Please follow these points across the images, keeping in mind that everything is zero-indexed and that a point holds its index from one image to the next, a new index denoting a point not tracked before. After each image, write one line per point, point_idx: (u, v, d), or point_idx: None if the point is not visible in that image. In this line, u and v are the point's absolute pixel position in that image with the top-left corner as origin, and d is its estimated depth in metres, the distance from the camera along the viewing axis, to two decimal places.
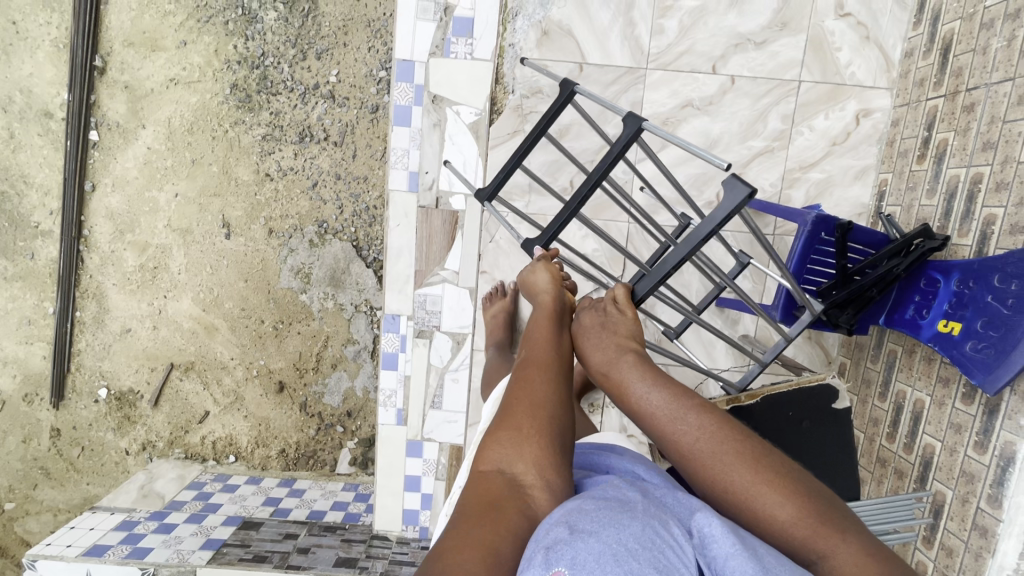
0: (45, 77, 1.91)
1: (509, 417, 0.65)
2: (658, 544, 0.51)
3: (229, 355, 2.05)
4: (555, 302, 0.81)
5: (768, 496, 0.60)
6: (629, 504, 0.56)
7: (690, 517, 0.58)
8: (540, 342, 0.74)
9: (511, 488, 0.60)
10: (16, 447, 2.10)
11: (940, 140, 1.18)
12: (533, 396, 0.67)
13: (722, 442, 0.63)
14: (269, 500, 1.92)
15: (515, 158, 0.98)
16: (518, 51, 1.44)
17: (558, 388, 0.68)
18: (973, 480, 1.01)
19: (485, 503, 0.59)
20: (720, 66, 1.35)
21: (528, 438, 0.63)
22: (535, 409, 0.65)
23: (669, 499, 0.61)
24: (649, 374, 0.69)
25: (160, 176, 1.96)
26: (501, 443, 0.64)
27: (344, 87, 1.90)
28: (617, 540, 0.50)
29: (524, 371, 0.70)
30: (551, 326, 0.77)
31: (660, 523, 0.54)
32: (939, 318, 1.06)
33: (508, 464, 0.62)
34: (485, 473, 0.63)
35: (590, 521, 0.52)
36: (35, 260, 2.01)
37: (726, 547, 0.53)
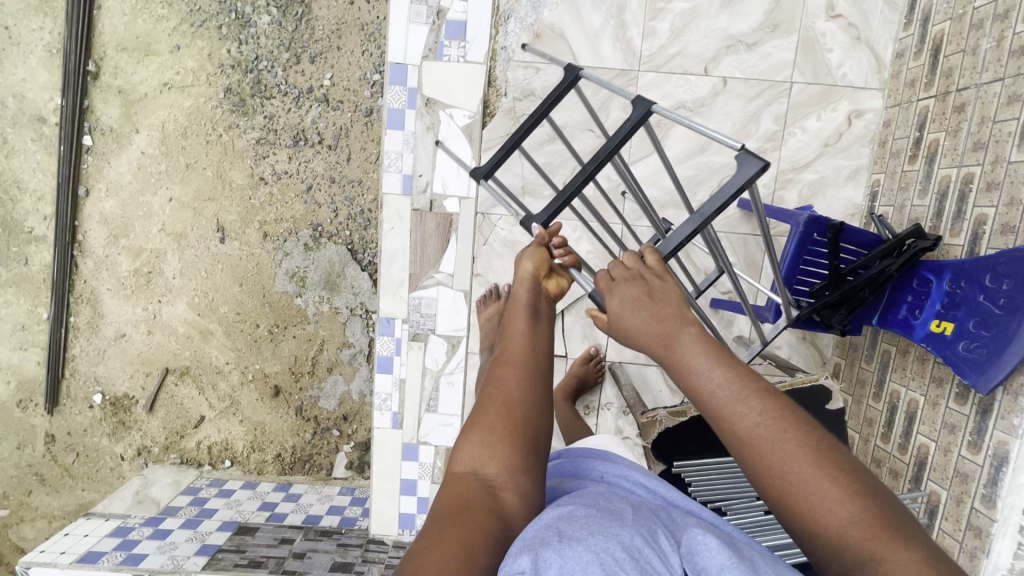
0: (38, 82, 1.90)
1: (481, 417, 0.66)
2: (647, 554, 0.51)
3: (224, 359, 2.05)
4: (529, 295, 0.77)
5: (828, 490, 0.55)
6: (619, 512, 0.56)
7: (680, 528, 0.58)
8: (517, 334, 0.72)
9: (483, 488, 0.61)
10: (10, 453, 2.09)
11: (931, 140, 1.18)
12: (506, 395, 0.66)
13: (786, 428, 0.57)
14: (264, 505, 1.91)
15: (517, 136, 0.91)
16: (511, 53, 1.46)
17: (530, 385, 0.67)
18: (966, 480, 1.01)
19: (457, 504, 0.59)
20: (712, 68, 1.35)
21: (500, 439, 0.64)
22: (508, 408, 0.65)
23: (660, 510, 0.61)
24: (711, 351, 0.63)
25: (153, 181, 1.96)
26: (473, 444, 0.64)
27: (338, 91, 1.90)
28: (605, 549, 0.50)
29: (498, 368, 0.70)
30: (527, 317, 0.74)
31: (650, 533, 0.54)
32: (932, 319, 1.06)
33: (480, 464, 0.63)
34: (458, 474, 0.63)
35: (579, 529, 0.52)
36: (29, 265, 2.01)
37: (718, 558, 0.53)
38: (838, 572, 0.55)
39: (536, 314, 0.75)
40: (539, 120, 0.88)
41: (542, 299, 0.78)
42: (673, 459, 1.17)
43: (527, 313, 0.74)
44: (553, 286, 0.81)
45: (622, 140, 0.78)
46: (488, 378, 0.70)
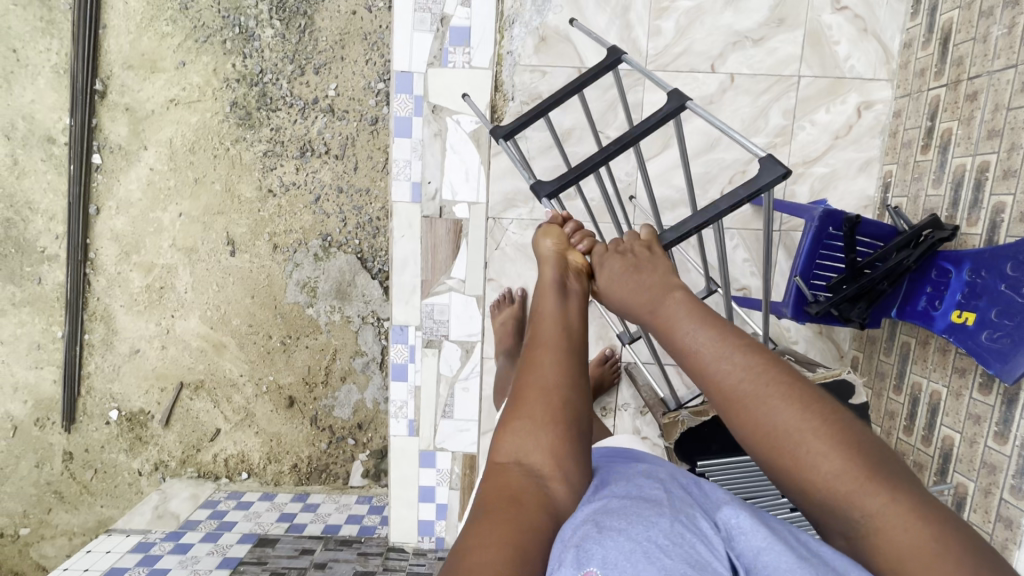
0: (47, 103, 1.92)
1: (519, 404, 0.65)
2: (690, 538, 0.50)
3: (238, 372, 2.06)
4: (558, 276, 0.74)
5: (813, 442, 0.56)
6: (655, 499, 0.55)
7: (715, 510, 0.57)
8: (547, 315, 0.71)
9: (529, 478, 0.60)
10: (29, 472, 2.10)
11: (943, 130, 1.17)
12: (544, 379, 0.65)
13: (770, 384, 0.59)
14: (283, 516, 1.92)
15: (548, 102, 0.98)
16: (517, 58, 1.46)
17: (570, 365, 0.67)
18: (994, 472, 1.00)
19: (506, 497, 0.58)
20: (719, 65, 1.35)
21: (542, 426, 0.63)
22: (548, 391, 0.64)
23: (690, 488, 0.60)
24: (693, 314, 0.65)
25: (163, 197, 1.97)
26: (515, 433, 0.63)
27: (343, 101, 1.91)
28: (646, 537, 0.49)
29: (533, 352, 0.68)
30: (555, 298, 0.72)
31: (690, 518, 0.53)
32: (952, 309, 1.05)
33: (525, 453, 0.62)
34: (500, 466, 0.63)
35: (618, 520, 0.52)
36: (42, 285, 2.02)
37: (757, 542, 0.52)
38: (830, 522, 0.57)
39: (565, 292, 0.73)
40: (570, 92, 0.97)
41: (570, 276, 0.76)
42: (697, 459, 1.16)
43: (553, 292, 0.73)
44: (582, 260, 0.78)
45: (649, 129, 0.83)
46: (522, 365, 0.69)
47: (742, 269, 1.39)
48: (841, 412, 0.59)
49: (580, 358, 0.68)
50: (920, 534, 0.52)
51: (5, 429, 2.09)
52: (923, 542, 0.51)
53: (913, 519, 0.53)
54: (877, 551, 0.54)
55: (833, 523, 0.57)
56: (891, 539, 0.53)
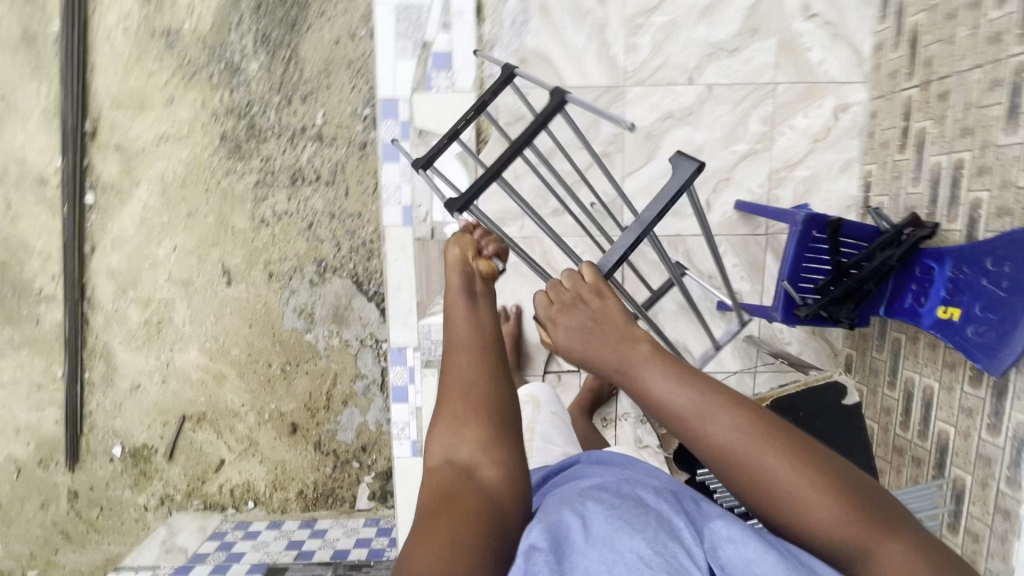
0: (37, 146, 1.94)
1: (446, 408, 0.71)
2: (673, 550, 0.55)
3: (239, 402, 2.06)
4: (464, 281, 0.80)
5: (800, 483, 0.62)
6: (644, 511, 0.60)
7: (704, 523, 0.61)
8: (457, 317, 0.77)
9: (457, 473, 0.67)
10: (35, 513, 2.10)
11: (918, 129, 1.20)
12: (461, 377, 0.72)
13: (754, 434, 0.64)
14: (291, 544, 1.95)
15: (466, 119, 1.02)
16: (498, 81, 1.49)
17: (481, 358, 0.73)
18: (990, 463, 1.01)
19: (438, 495, 0.65)
20: (697, 77, 1.37)
21: (465, 425, 0.69)
22: (466, 388, 0.71)
23: (677, 498, 0.65)
24: (668, 368, 0.68)
25: (157, 232, 1.99)
26: (442, 435, 0.70)
27: (331, 128, 1.93)
28: (631, 548, 0.55)
29: (449, 354, 0.75)
30: (464, 300, 0.78)
31: (674, 528, 0.58)
32: (938, 305, 1.06)
33: (450, 450, 0.69)
34: (432, 466, 0.69)
35: (606, 528, 0.57)
36: (41, 325, 2.03)
37: (746, 554, 0.56)
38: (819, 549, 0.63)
39: (473, 296, 0.79)
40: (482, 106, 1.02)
41: (477, 281, 0.82)
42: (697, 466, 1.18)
43: (462, 297, 0.79)
44: (487, 267, 0.84)
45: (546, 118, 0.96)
46: (442, 368, 0.75)
47: (732, 274, 1.41)
48: (811, 442, 0.66)
49: (490, 352, 0.75)
50: (903, 552, 0.59)
51: (9, 471, 2.09)
52: (904, 555, 0.59)
53: (891, 536, 0.60)
54: (866, 566, 0.60)
55: (824, 549, 0.63)
56: (880, 559, 0.60)
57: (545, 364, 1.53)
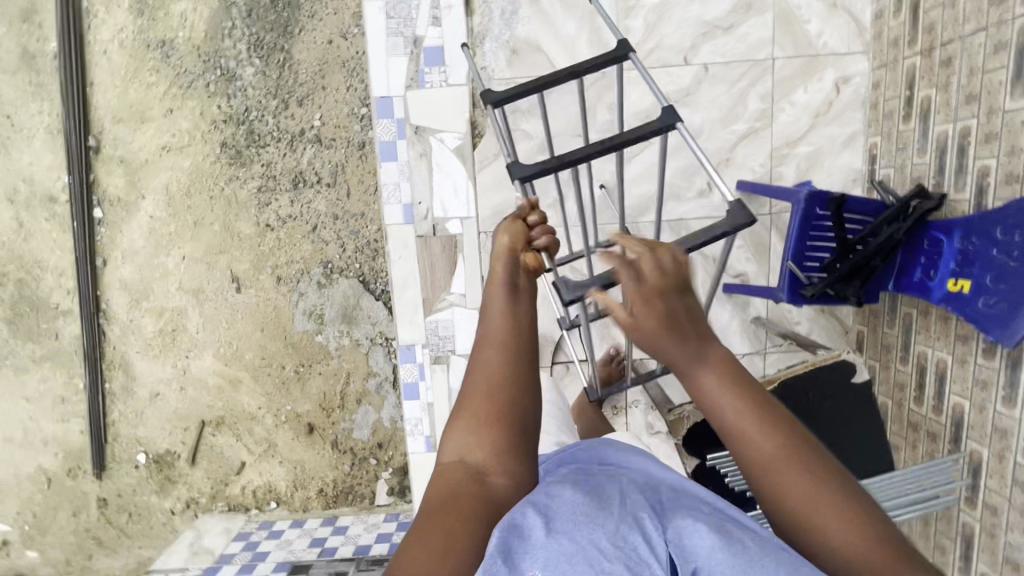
0: (44, 164, 1.97)
1: (467, 405, 0.68)
2: (632, 542, 0.55)
3: (256, 405, 2.10)
4: (511, 273, 0.76)
5: (839, 521, 0.58)
6: (609, 504, 0.60)
7: (663, 509, 0.60)
8: (500, 312, 0.73)
9: (471, 476, 0.65)
10: (67, 521, 2.16)
11: (922, 97, 1.17)
12: (491, 377, 0.69)
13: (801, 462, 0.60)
14: (314, 541, 1.98)
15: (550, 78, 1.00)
16: (491, 73, 1.47)
17: (513, 358, 0.70)
18: (1006, 436, 0.99)
19: (447, 496, 0.63)
20: (692, 57, 1.35)
21: (484, 428, 0.66)
22: (496, 389, 0.68)
23: (645, 487, 0.64)
24: (730, 385, 0.62)
25: (166, 242, 2.01)
26: (458, 433, 0.67)
27: (329, 129, 1.94)
28: (589, 539, 0.55)
29: (481, 350, 0.71)
30: (505, 293, 0.74)
31: (635, 518, 0.58)
32: (948, 278, 1.05)
33: (468, 450, 0.66)
34: (445, 464, 0.66)
35: (568, 522, 0.57)
36: (60, 339, 2.08)
37: (708, 542, 0.55)
38: None
39: (516, 293, 0.75)
40: (570, 74, 1.00)
41: (520, 273, 0.77)
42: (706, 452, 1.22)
43: (505, 292, 0.74)
44: (533, 259, 0.79)
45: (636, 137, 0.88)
46: (471, 361, 0.72)
47: (737, 256, 1.39)
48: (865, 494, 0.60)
49: (525, 356, 0.71)
50: None
51: (40, 482, 2.15)
52: None
53: None
54: None
55: None
56: None
57: (552, 356, 1.55)
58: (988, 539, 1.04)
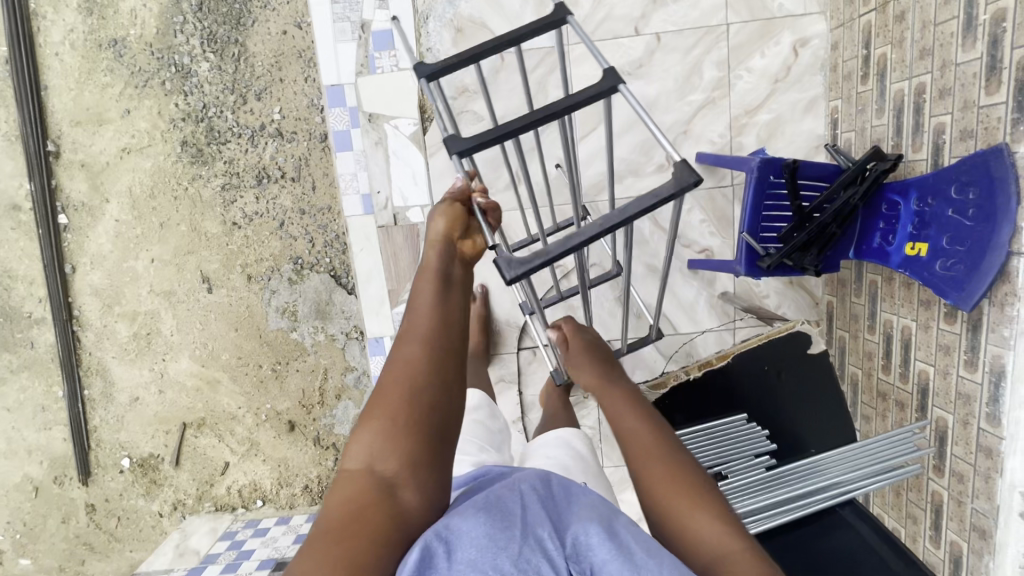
0: (6, 172, 1.95)
1: (381, 408, 0.63)
2: (538, 565, 0.51)
3: (236, 405, 2.09)
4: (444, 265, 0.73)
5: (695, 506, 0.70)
6: (508, 519, 0.55)
7: (566, 522, 0.57)
8: (425, 307, 0.69)
9: (380, 486, 0.60)
10: (57, 528, 2.17)
11: (879, 56, 1.13)
12: (411, 374, 0.63)
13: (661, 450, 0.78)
14: (299, 538, 1.97)
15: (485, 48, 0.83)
16: (437, 54, 1.43)
17: (437, 354, 0.65)
18: (969, 402, 0.97)
19: (352, 511, 0.58)
20: (643, 26, 1.30)
21: (399, 434, 0.61)
22: (416, 388, 0.63)
23: (541, 494, 0.60)
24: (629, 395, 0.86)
25: (133, 245, 1.99)
26: (371, 438, 0.61)
27: (290, 122, 1.90)
28: (493, 565, 0.50)
29: (403, 344, 0.66)
30: (435, 285, 0.70)
31: (536, 536, 0.54)
32: (905, 242, 1.02)
33: (379, 459, 0.61)
34: (354, 471, 0.61)
35: (469, 548, 0.52)
36: (35, 348, 2.07)
37: (601, 555, 0.54)
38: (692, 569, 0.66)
39: (447, 285, 0.71)
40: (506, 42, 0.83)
41: (456, 263, 0.74)
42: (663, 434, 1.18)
43: (434, 284, 0.70)
44: (471, 248, 0.79)
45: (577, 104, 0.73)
46: (390, 356, 0.66)
47: (700, 231, 1.36)
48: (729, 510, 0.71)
49: (451, 353, 0.66)
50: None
51: (27, 491, 2.16)
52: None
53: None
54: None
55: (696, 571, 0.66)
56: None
57: (518, 342, 1.56)
58: (956, 507, 1.02)
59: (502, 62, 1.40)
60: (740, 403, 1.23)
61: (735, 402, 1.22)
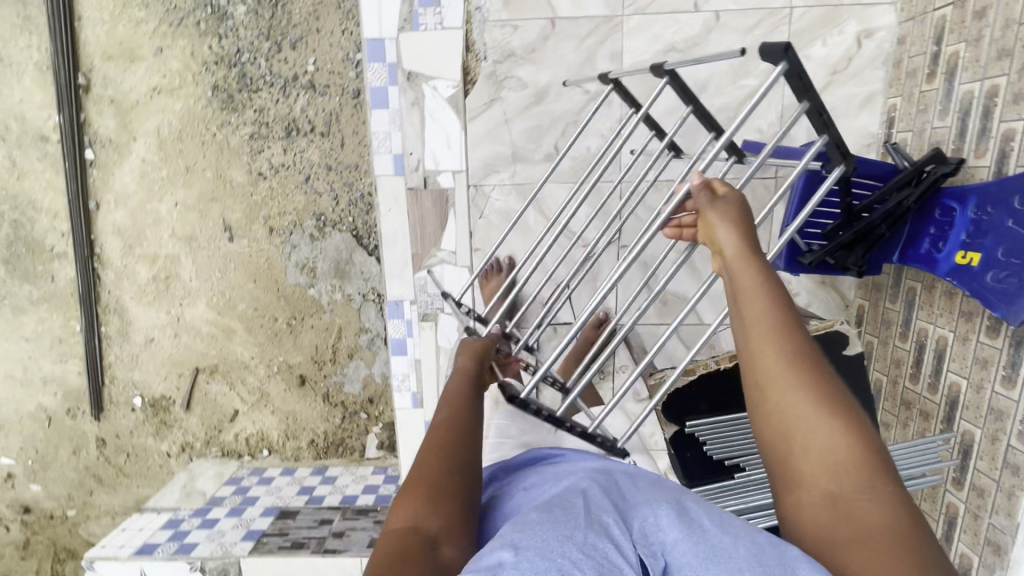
0: (35, 102, 1.93)
1: (422, 476, 0.61)
2: (605, 550, 0.48)
3: (249, 354, 2.11)
4: (474, 372, 0.80)
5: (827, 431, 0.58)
6: (570, 507, 0.53)
7: (630, 510, 0.54)
8: (455, 399, 0.74)
9: (422, 540, 0.55)
10: (68, 458, 2.22)
11: (950, 54, 1.09)
12: (444, 446, 0.65)
13: (807, 347, 0.63)
14: (302, 489, 2.01)
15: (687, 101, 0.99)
16: (486, 14, 1.37)
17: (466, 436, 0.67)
18: (1002, 418, 0.96)
19: (389, 560, 0.53)
20: (703, 2, 1.29)
21: (442, 497, 0.59)
22: (457, 460, 0.64)
23: (604, 485, 0.58)
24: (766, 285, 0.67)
25: (158, 187, 1.98)
26: (412, 501, 0.59)
27: (323, 75, 1.87)
28: (561, 551, 0.47)
29: (437, 433, 0.68)
30: (465, 391, 0.76)
31: (601, 522, 0.51)
32: (957, 250, 0.99)
33: (422, 516, 0.57)
34: (394, 530, 0.56)
35: (535, 536, 0.49)
36: (56, 282, 2.08)
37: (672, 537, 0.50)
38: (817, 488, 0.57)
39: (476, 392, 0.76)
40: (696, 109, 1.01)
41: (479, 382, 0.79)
42: (686, 419, 1.18)
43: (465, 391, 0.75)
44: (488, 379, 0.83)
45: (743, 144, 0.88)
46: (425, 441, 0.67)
47: None
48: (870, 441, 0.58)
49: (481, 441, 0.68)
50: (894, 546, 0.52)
51: (41, 420, 2.20)
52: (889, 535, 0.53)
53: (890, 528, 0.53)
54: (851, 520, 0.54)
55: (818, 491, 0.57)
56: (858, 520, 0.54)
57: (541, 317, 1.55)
58: (972, 520, 1.02)
59: (552, 29, 1.35)
60: None
61: None
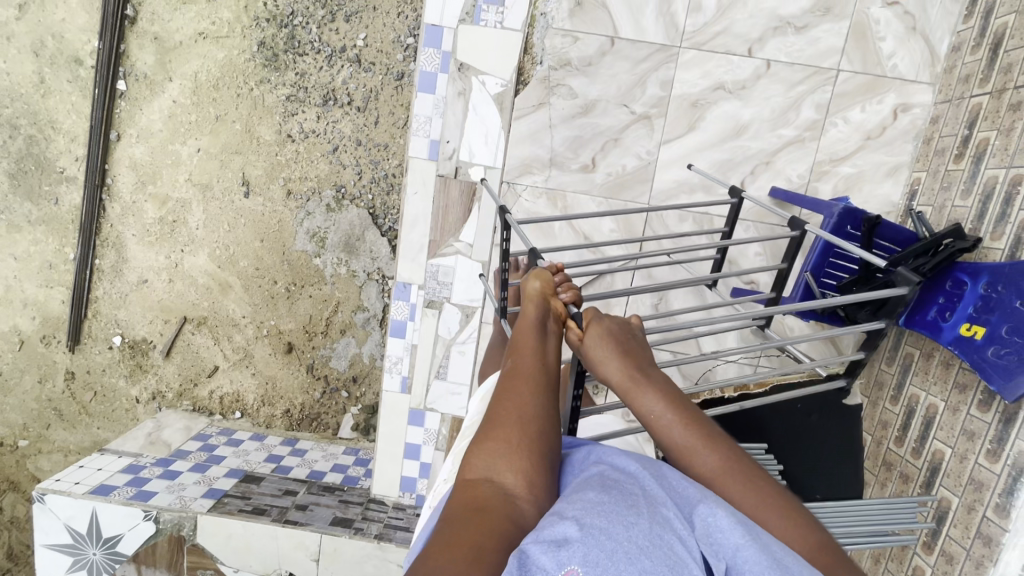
0: (77, 24, 1.91)
1: (495, 428, 0.61)
2: (670, 542, 0.50)
3: (241, 313, 2.08)
4: (542, 315, 0.71)
5: (771, 520, 0.63)
6: (633, 499, 0.54)
7: (690, 506, 0.56)
8: (527, 347, 0.68)
9: (497, 495, 0.56)
10: (32, 386, 2.15)
11: (980, 139, 1.17)
12: (521, 410, 0.62)
13: (720, 447, 0.67)
14: (271, 456, 1.96)
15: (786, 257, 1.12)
16: (550, 20, 1.40)
17: (546, 402, 0.64)
18: (980, 489, 1.00)
19: (468, 510, 0.54)
20: (757, 50, 1.36)
21: (515, 450, 0.59)
22: (528, 418, 0.61)
23: (654, 473, 0.60)
24: (667, 396, 0.68)
25: (183, 130, 1.97)
26: (485, 451, 0.59)
27: (371, 52, 1.90)
28: (628, 538, 0.48)
29: (511, 382, 0.65)
30: (537, 338, 0.69)
31: (664, 517, 0.53)
32: (962, 321, 1.04)
33: (495, 472, 0.58)
34: (470, 481, 0.58)
35: (599, 519, 0.50)
36: (58, 205, 2.04)
37: (734, 540, 0.52)
38: None
39: (547, 339, 0.70)
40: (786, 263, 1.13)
41: (550, 322, 0.72)
42: None
43: (535, 336, 0.69)
44: (562, 309, 0.75)
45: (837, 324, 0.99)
46: (497, 389, 0.65)
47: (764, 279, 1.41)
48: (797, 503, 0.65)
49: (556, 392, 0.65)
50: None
51: (12, 342, 2.13)
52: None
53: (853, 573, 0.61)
54: None
55: None
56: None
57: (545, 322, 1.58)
58: None
59: (610, 47, 1.40)
60: (764, 433, 1.13)
61: (758, 429, 1.13)
